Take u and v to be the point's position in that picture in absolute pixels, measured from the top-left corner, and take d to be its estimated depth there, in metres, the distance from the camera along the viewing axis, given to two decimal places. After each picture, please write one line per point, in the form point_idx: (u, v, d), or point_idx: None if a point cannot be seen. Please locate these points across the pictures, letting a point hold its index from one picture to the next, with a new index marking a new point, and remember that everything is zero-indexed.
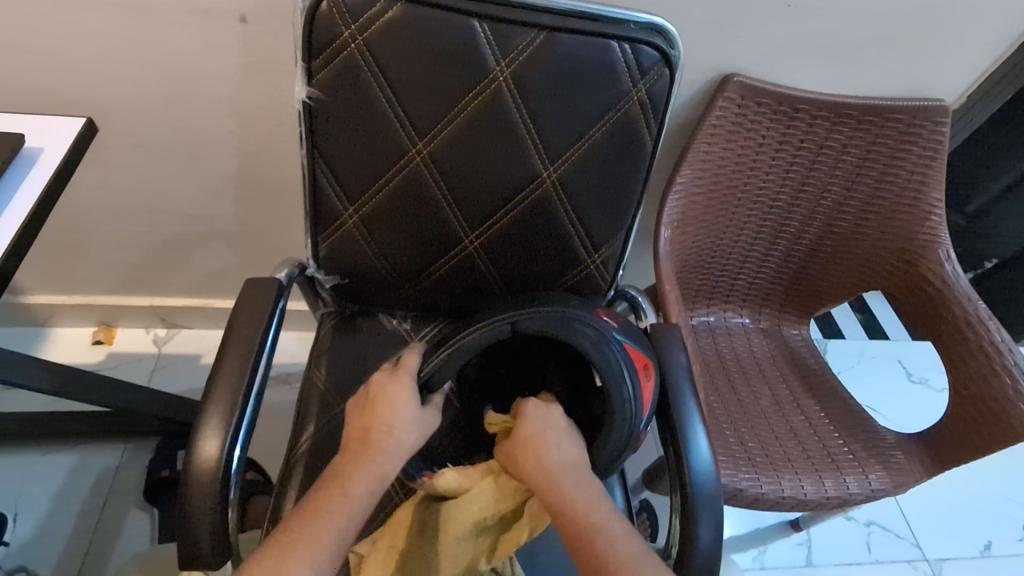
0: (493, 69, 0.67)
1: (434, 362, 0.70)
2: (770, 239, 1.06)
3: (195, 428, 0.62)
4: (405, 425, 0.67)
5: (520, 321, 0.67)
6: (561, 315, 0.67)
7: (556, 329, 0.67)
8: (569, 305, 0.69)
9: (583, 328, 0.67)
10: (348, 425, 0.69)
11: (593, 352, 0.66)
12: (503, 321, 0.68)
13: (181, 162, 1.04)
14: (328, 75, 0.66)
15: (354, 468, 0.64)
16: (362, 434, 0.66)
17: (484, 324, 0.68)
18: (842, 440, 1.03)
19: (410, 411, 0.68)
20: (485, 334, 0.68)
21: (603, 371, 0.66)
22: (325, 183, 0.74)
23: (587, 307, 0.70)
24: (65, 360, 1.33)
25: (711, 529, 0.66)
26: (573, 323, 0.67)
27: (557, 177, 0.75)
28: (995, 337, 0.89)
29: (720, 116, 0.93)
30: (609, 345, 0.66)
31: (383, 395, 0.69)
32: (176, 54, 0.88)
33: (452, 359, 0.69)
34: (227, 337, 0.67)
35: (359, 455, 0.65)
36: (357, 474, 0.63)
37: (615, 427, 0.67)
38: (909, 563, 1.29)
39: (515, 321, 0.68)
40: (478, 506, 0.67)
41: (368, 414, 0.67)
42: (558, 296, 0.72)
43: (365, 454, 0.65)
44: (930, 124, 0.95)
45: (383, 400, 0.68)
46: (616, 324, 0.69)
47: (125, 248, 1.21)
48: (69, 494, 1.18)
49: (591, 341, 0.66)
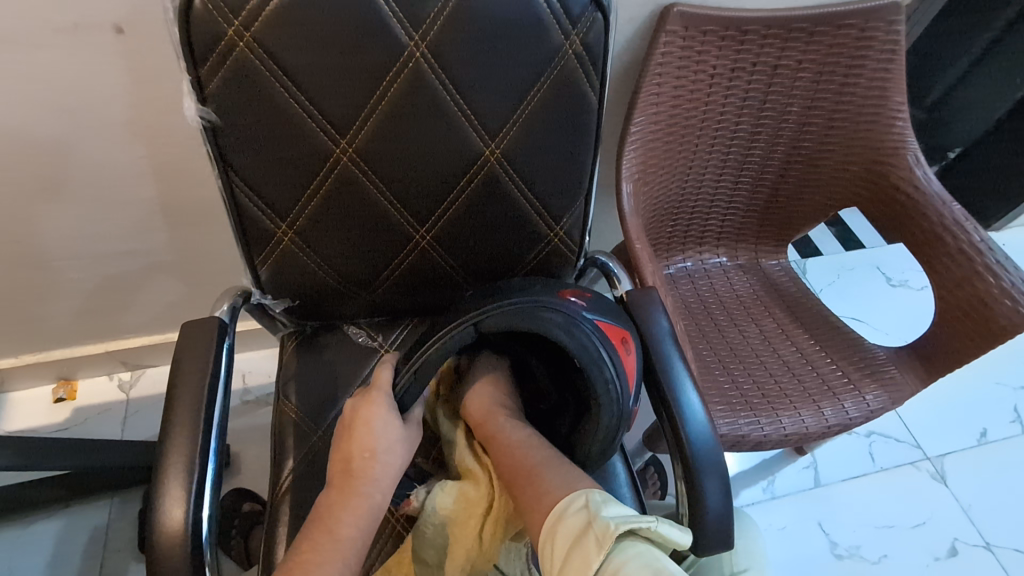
0: (408, 46, 0.59)
1: (403, 380, 0.65)
2: (736, 172, 1.02)
3: (155, 493, 0.57)
4: (387, 447, 0.63)
5: (484, 318, 0.62)
6: (527, 306, 0.62)
7: (521, 322, 0.62)
8: (530, 292, 0.64)
9: (550, 315, 0.62)
10: (330, 457, 0.65)
11: (565, 338, 0.62)
12: (466, 324, 0.63)
13: (95, 198, 0.95)
14: (221, 84, 0.57)
15: (339, 507, 0.60)
16: (344, 465, 0.63)
17: (446, 328, 0.64)
18: (835, 365, 1.01)
19: (392, 430, 0.64)
20: (449, 339, 0.63)
21: (578, 354, 0.62)
22: (248, 202, 0.66)
23: (546, 287, 0.65)
24: (27, 425, 1.25)
25: (719, 491, 0.64)
26: (538, 311, 0.62)
27: (501, 152, 0.69)
28: (974, 237, 0.87)
29: (665, 52, 0.86)
30: (580, 328, 0.62)
31: (359, 421, 0.64)
32: (54, 81, 0.78)
33: (421, 375, 0.65)
34: (171, 389, 0.61)
35: (341, 491, 0.61)
36: (343, 512, 0.60)
37: (603, 410, 0.64)
38: (913, 465, 1.32)
39: (477, 321, 0.63)
40: (452, 496, 0.67)
41: (346, 442, 0.63)
42: (526, 279, 0.67)
43: (347, 484, 0.61)
44: (885, 25, 0.89)
45: (359, 426, 0.64)
46: (585, 302, 0.65)
47: (60, 299, 1.12)
48: (62, 560, 1.13)
49: (562, 328, 0.61)
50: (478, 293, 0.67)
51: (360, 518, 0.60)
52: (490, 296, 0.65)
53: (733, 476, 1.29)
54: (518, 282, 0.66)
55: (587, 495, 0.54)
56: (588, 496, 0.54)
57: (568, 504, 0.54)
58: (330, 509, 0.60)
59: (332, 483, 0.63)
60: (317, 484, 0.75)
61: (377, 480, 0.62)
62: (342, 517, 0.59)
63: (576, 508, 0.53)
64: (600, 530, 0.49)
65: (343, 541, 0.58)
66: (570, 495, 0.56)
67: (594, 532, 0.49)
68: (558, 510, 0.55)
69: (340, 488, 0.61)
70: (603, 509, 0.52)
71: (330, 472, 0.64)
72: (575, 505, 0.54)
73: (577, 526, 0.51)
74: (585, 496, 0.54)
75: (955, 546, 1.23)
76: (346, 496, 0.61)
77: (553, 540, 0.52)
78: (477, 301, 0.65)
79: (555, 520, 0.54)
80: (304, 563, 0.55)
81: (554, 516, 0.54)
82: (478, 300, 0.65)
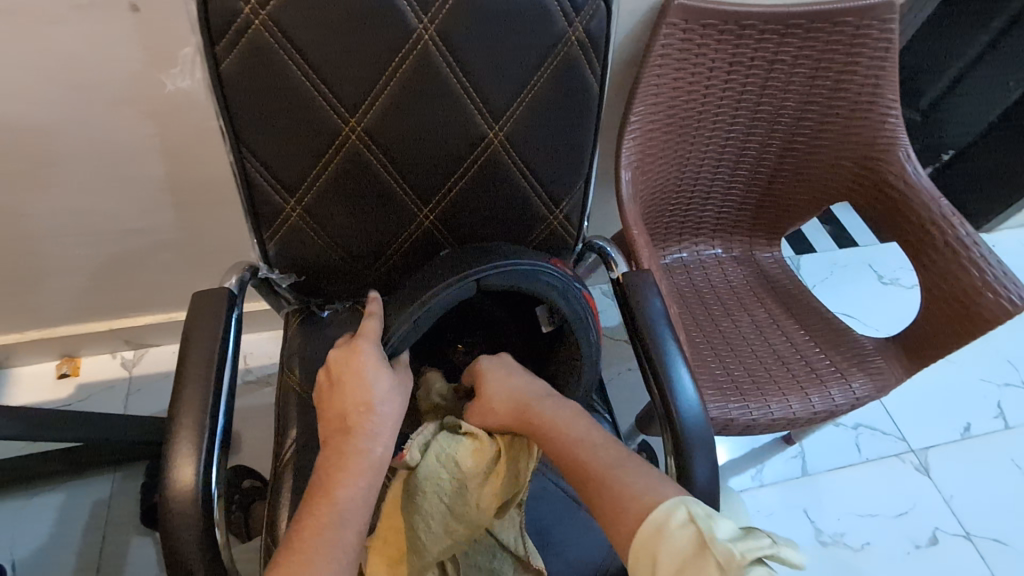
0: (417, 28, 0.61)
1: (400, 329, 0.68)
2: (733, 164, 1.04)
3: (166, 455, 0.59)
4: (381, 398, 0.65)
5: (488, 276, 0.67)
6: (530, 270, 0.68)
7: (522, 281, 0.68)
8: (526, 256, 0.70)
9: (549, 279, 0.69)
10: (321, 408, 0.67)
11: (560, 300, 0.70)
12: (470, 277, 0.68)
13: (105, 175, 0.97)
14: (236, 61, 0.59)
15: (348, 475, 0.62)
16: (340, 417, 0.64)
17: (450, 283, 0.67)
18: (823, 353, 1.04)
19: (382, 381, 0.65)
20: (450, 290, 0.67)
21: (567, 314, 0.71)
22: (258, 178, 0.68)
23: (539, 253, 0.72)
24: (31, 399, 1.27)
25: (706, 465, 0.67)
26: (538, 273, 0.69)
27: (504, 136, 0.71)
28: (960, 231, 0.90)
29: (666, 44, 0.88)
30: (573, 291, 0.71)
31: (348, 373, 0.65)
32: (68, 57, 0.80)
33: (420, 324, 0.68)
34: (181, 357, 0.64)
35: (342, 452, 0.63)
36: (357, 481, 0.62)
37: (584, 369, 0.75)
38: (898, 457, 1.35)
39: (480, 277, 0.67)
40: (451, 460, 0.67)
41: (340, 394, 0.65)
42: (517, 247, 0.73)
43: (344, 437, 0.63)
44: (879, 24, 0.91)
45: (349, 380, 0.65)
46: (572, 272, 0.74)
47: (67, 275, 1.13)
48: (65, 532, 1.15)
49: (559, 290, 0.70)
50: (473, 254, 0.71)
51: (364, 483, 0.62)
52: (487, 257, 0.70)
53: (723, 463, 1.32)
54: (512, 248, 0.72)
55: (689, 507, 0.51)
56: (690, 508, 0.51)
57: (668, 516, 0.51)
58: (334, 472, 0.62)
59: (326, 439, 0.65)
60: (319, 455, 0.78)
61: (380, 442, 0.64)
62: (348, 483, 0.61)
63: (681, 524, 0.50)
64: (723, 556, 0.46)
65: (347, 508, 0.60)
66: (665, 504, 0.52)
67: (715, 558, 0.46)
68: (655, 520, 0.51)
69: (341, 449, 0.63)
70: (715, 528, 0.49)
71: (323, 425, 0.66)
72: (677, 518, 0.51)
73: (686, 546, 0.49)
74: (685, 508, 0.51)
75: (936, 535, 1.26)
76: (350, 459, 0.62)
77: (656, 555, 0.50)
78: (474, 260, 0.70)
79: (655, 533, 0.51)
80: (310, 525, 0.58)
81: (653, 526, 0.51)
82: (477, 258, 0.70)
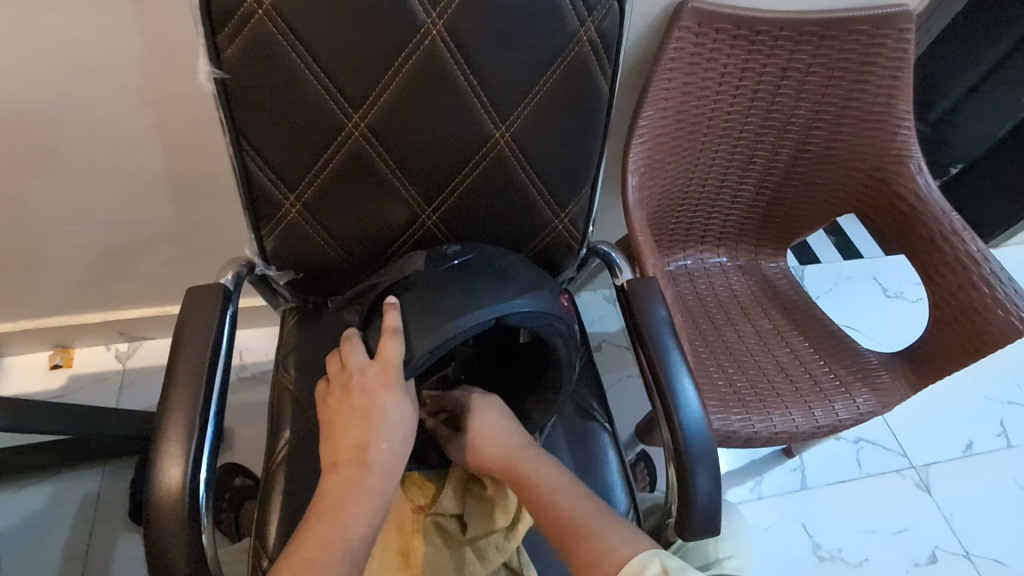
0: (425, 23, 0.60)
1: (418, 354, 0.62)
2: (741, 172, 1.03)
3: (153, 455, 0.57)
4: (398, 439, 0.62)
5: (512, 319, 0.62)
6: (545, 316, 0.65)
7: (538, 326, 0.65)
8: (542, 294, 0.66)
9: (558, 327, 0.67)
10: (333, 437, 0.62)
11: (563, 346, 0.68)
12: (490, 315, 0.62)
13: (104, 165, 0.95)
14: (238, 51, 0.58)
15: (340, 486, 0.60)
16: (356, 451, 0.61)
17: (473, 320, 0.61)
18: (828, 367, 1.02)
19: (404, 420, 0.62)
20: (473, 327, 0.61)
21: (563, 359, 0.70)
22: (258, 172, 0.67)
23: (551, 291, 0.68)
24: (22, 390, 1.25)
25: (708, 479, 0.65)
26: (553, 320, 0.66)
27: (511, 137, 0.70)
28: (971, 247, 0.88)
29: (677, 48, 0.87)
30: (574, 339, 0.69)
31: (373, 407, 0.61)
32: (69, 43, 0.78)
33: (438, 354, 0.63)
34: (173, 356, 0.62)
35: (348, 479, 0.60)
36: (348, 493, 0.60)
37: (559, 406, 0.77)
38: (899, 472, 1.33)
39: (502, 315, 0.62)
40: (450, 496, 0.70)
41: (362, 427, 0.61)
42: (528, 275, 0.68)
43: (355, 468, 0.60)
44: (895, 33, 0.90)
45: (374, 415, 0.61)
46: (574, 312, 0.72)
47: (62, 265, 1.12)
48: (52, 526, 1.13)
49: (564, 338, 0.68)
50: (488, 280, 0.66)
51: (365, 515, 0.59)
52: (503, 286, 0.65)
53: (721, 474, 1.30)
54: (527, 278, 0.68)
55: (662, 561, 0.54)
56: (662, 561, 0.54)
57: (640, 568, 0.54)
58: (336, 499, 0.59)
59: (331, 468, 0.61)
60: (312, 457, 0.76)
61: (386, 470, 0.61)
62: (351, 512, 0.59)
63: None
64: None
65: (350, 537, 0.58)
66: (640, 556, 0.55)
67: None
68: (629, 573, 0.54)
69: (348, 476, 0.60)
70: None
71: (330, 449, 0.62)
72: (651, 571, 0.53)
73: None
74: (658, 561, 0.54)
75: (935, 553, 1.25)
76: (354, 487, 0.59)
77: None
78: (491, 290, 0.64)
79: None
80: (307, 556, 0.55)
81: None
82: (494, 288, 0.64)
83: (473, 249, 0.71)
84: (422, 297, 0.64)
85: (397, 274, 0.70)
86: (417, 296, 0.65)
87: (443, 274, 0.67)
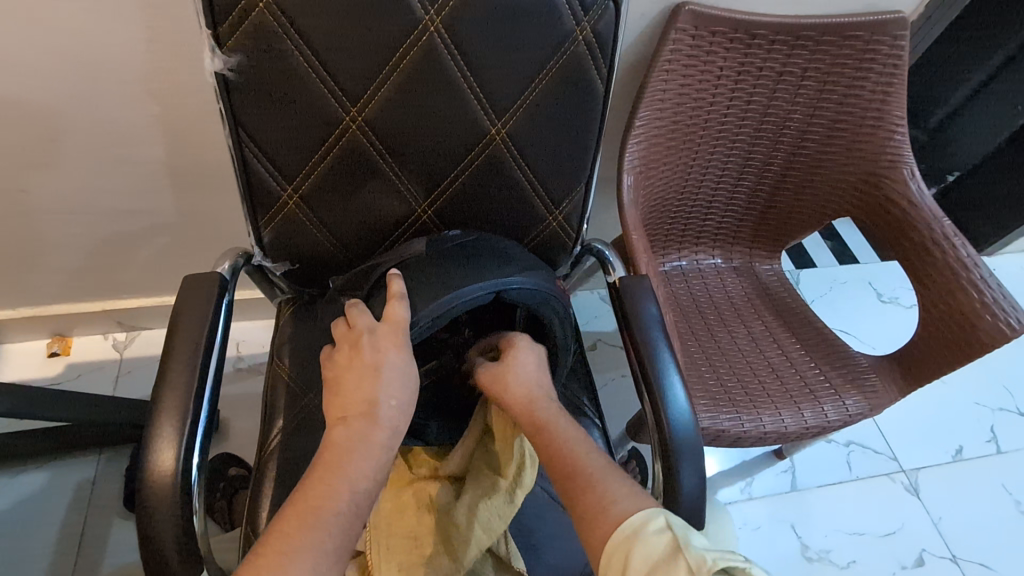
0: (423, 19, 0.61)
1: (417, 322, 0.64)
2: (737, 173, 1.03)
3: (147, 438, 0.58)
4: (404, 397, 0.63)
5: (510, 292, 0.65)
6: (544, 294, 0.68)
7: (533, 302, 0.68)
8: (541, 274, 0.69)
9: (553, 305, 0.70)
10: (342, 392, 0.62)
11: (557, 324, 0.72)
12: (490, 289, 0.65)
13: (105, 155, 0.96)
14: (238, 43, 0.59)
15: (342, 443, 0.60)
16: (366, 406, 0.61)
17: (474, 292, 0.64)
18: (819, 369, 1.03)
19: (410, 381, 0.63)
20: (472, 297, 0.64)
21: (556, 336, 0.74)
22: (256, 163, 0.68)
23: (550, 273, 0.72)
24: (19, 377, 1.26)
25: (694, 474, 0.66)
26: (549, 297, 0.69)
27: (506, 133, 0.71)
28: (961, 252, 0.89)
29: (674, 49, 0.88)
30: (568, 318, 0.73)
31: (383, 363, 0.62)
32: (73, 33, 0.79)
33: (439, 321, 0.65)
34: (170, 339, 0.63)
35: (359, 431, 0.59)
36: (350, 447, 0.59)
37: None
38: (889, 476, 1.34)
39: (501, 290, 0.65)
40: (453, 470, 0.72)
41: (371, 382, 0.62)
42: (526, 258, 0.72)
43: (365, 419, 0.60)
44: (890, 39, 0.91)
45: (385, 370, 0.62)
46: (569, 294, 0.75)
47: (62, 254, 1.13)
48: (47, 512, 1.14)
49: (558, 317, 0.72)
50: (489, 258, 0.69)
51: (370, 465, 0.59)
52: (503, 265, 0.68)
53: (712, 474, 1.31)
54: (526, 260, 0.71)
55: (668, 516, 0.52)
56: (669, 518, 0.52)
57: (644, 522, 0.52)
58: (345, 449, 0.59)
59: (338, 420, 0.61)
60: (304, 446, 0.77)
61: (395, 427, 0.62)
62: (358, 461, 0.58)
63: (657, 529, 0.50)
64: (693, 561, 0.46)
65: (354, 488, 0.57)
66: (644, 511, 0.53)
67: (683, 561, 0.47)
68: (631, 526, 0.52)
69: (358, 428, 0.60)
70: (688, 537, 0.49)
71: (337, 403, 0.62)
72: (654, 524, 0.51)
73: (660, 550, 0.49)
74: (664, 517, 0.52)
75: (923, 556, 1.26)
76: (364, 440, 0.59)
77: (629, 561, 0.50)
78: (492, 267, 0.67)
79: (627, 537, 0.51)
80: (306, 503, 0.55)
81: (629, 531, 0.52)
82: (494, 265, 0.67)
83: (473, 234, 0.73)
84: (424, 270, 0.67)
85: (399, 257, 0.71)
86: (419, 272, 0.67)
87: (447, 251, 0.70)
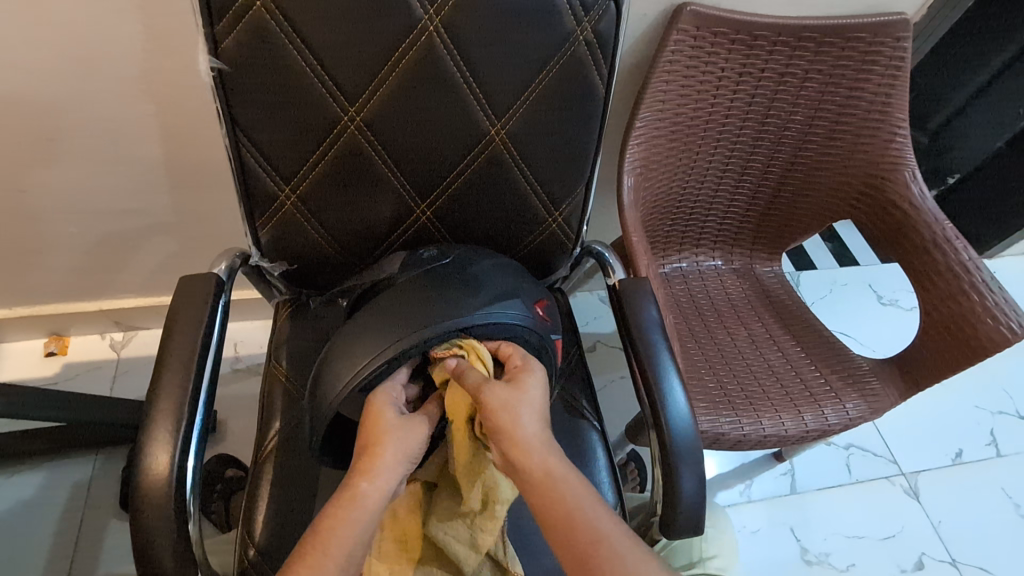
0: (422, 19, 0.60)
1: (371, 372, 0.60)
2: (737, 176, 1.03)
3: (141, 440, 0.58)
4: (414, 456, 0.61)
5: (473, 332, 0.61)
6: (515, 327, 0.64)
7: (501, 336, 0.64)
8: (512, 304, 0.65)
9: (526, 338, 0.66)
10: (356, 466, 0.59)
11: (533, 356, 0.68)
12: (453, 328, 0.61)
13: (104, 154, 0.96)
14: (236, 42, 0.58)
15: (339, 510, 0.57)
16: (374, 468, 0.58)
17: (435, 332, 0.60)
18: (819, 372, 1.03)
19: (418, 440, 0.61)
20: (433, 339, 0.61)
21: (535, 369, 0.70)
22: (254, 163, 0.67)
23: (524, 299, 0.67)
24: (16, 376, 1.26)
25: (695, 480, 0.65)
26: (517, 332, 0.65)
27: (506, 134, 0.70)
28: (963, 256, 0.89)
29: (675, 50, 0.88)
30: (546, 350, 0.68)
31: (405, 431, 0.60)
32: (71, 30, 0.79)
33: (394, 365, 0.61)
34: (165, 342, 0.62)
35: (352, 492, 0.58)
36: (343, 511, 0.57)
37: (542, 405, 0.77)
38: (888, 479, 1.34)
39: (465, 328, 0.61)
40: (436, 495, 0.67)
41: (382, 447, 0.59)
42: (501, 280, 0.67)
43: (392, 468, 0.59)
44: (891, 41, 0.90)
45: (403, 441, 0.60)
46: (549, 319, 0.69)
47: (58, 253, 1.12)
48: (43, 512, 1.13)
49: (535, 349, 0.67)
50: (456, 288, 0.64)
51: (377, 513, 0.58)
52: (470, 296, 0.64)
53: (711, 477, 1.31)
54: (497, 285, 0.66)
55: None
56: None
57: None
58: (339, 514, 0.57)
59: (367, 470, 0.58)
60: (301, 448, 0.77)
61: (389, 482, 0.59)
62: (350, 522, 0.57)
63: None
64: None
65: (350, 550, 0.56)
66: None
67: None
68: None
69: (357, 490, 0.58)
70: None
71: (370, 457, 0.59)
72: None
73: None
74: None
75: (922, 560, 1.25)
76: (354, 498, 0.58)
77: None
78: (456, 300, 0.63)
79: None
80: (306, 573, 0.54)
81: None
82: (459, 297, 0.63)
83: (449, 253, 0.70)
84: (392, 298, 0.63)
85: (372, 279, 0.71)
86: (383, 303, 0.63)
87: (415, 279, 0.66)
